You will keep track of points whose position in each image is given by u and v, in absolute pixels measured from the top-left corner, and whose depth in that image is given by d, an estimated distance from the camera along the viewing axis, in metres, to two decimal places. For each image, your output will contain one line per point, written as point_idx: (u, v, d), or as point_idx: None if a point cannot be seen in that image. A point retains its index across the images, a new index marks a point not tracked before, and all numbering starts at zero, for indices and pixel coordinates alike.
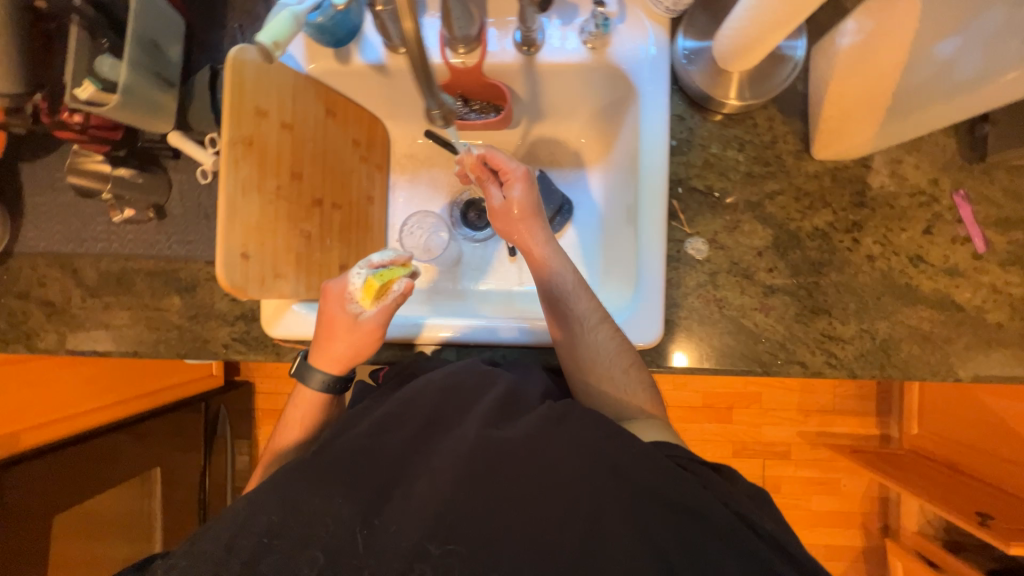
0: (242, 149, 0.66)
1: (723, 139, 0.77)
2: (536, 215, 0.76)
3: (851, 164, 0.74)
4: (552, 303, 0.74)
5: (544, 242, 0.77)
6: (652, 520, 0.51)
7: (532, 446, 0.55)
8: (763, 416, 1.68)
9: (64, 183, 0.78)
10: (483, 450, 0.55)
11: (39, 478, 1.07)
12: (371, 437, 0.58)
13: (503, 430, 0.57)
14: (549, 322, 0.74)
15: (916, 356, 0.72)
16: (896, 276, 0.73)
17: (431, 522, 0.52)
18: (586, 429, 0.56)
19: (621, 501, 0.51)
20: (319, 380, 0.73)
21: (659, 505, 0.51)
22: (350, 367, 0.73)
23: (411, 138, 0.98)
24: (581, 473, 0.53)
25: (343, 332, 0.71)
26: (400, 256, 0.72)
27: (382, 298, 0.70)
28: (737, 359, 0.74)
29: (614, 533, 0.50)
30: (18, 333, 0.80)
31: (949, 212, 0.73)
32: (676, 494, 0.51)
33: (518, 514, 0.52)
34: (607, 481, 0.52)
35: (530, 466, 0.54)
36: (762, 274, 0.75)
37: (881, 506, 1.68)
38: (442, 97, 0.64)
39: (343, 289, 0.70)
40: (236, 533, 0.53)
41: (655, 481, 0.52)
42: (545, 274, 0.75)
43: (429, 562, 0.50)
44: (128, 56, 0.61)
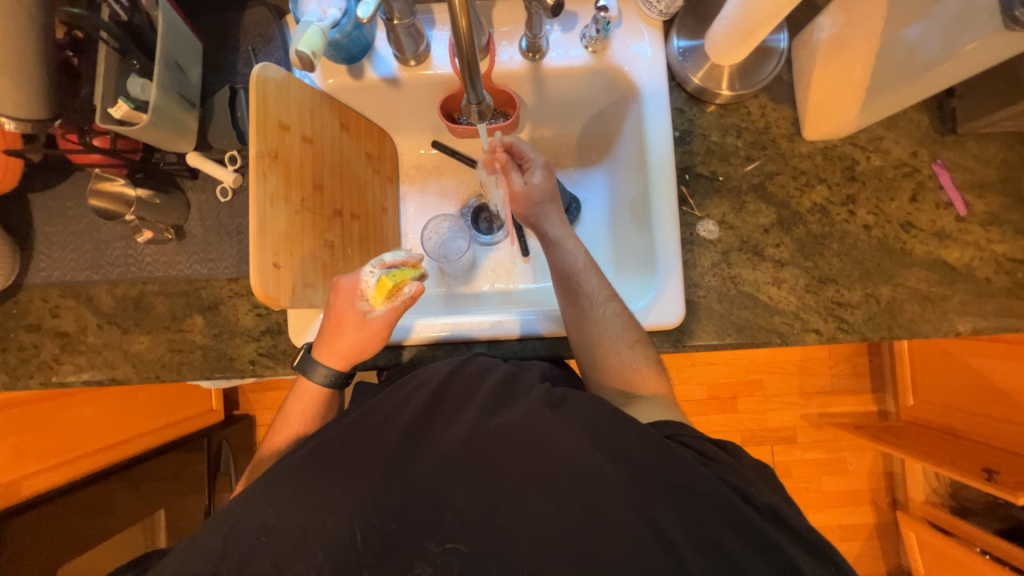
0: (270, 162, 0.67)
1: (722, 127, 0.83)
2: (552, 201, 0.81)
3: (839, 143, 0.81)
4: (567, 283, 0.76)
5: (557, 226, 0.80)
6: (651, 501, 0.51)
7: (529, 432, 0.55)
8: (768, 402, 1.72)
9: (77, 211, 0.78)
10: (479, 437, 0.55)
11: (33, 530, 1.01)
12: (369, 432, 0.57)
13: (499, 417, 0.57)
14: (562, 304, 0.76)
15: (918, 315, 0.77)
16: (891, 242, 0.79)
17: (427, 519, 0.52)
18: (586, 413, 0.57)
19: (618, 483, 0.51)
20: (323, 374, 0.72)
21: (657, 482, 0.51)
22: (353, 364, 0.72)
23: (416, 149, 1.02)
24: (581, 458, 0.53)
25: (352, 328, 0.70)
26: (411, 257, 0.73)
27: (393, 299, 0.70)
28: (756, 331, 0.78)
29: (616, 519, 0.50)
30: (30, 367, 0.78)
31: (931, 180, 0.80)
32: (669, 472, 0.52)
33: (516, 502, 0.52)
34: (605, 464, 0.52)
35: (530, 456, 0.53)
36: (770, 250, 0.80)
37: (888, 482, 1.71)
38: (484, 96, 0.65)
39: (355, 285, 0.69)
40: (288, 544, 0.51)
41: (653, 460, 0.52)
42: (557, 254, 0.79)
43: (428, 561, 0.50)
44: (158, 77, 0.64)
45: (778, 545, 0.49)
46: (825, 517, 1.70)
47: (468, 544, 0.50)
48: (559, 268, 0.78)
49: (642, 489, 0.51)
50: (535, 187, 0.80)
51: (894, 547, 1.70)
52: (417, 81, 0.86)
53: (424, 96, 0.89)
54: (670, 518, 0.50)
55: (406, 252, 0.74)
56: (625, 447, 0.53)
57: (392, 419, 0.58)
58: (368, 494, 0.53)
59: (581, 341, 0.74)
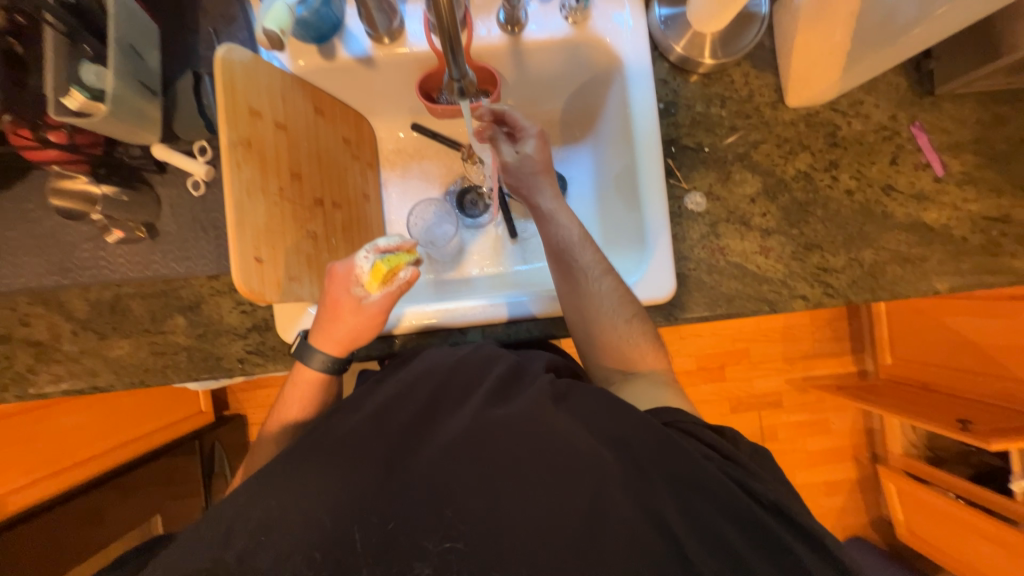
0: (243, 151, 0.63)
1: (706, 97, 0.83)
2: (546, 172, 0.79)
3: (821, 109, 0.82)
4: (561, 257, 0.75)
5: (551, 198, 0.79)
6: (653, 494, 0.51)
7: (532, 421, 0.55)
8: (755, 369, 1.76)
9: (37, 212, 0.73)
10: (482, 427, 0.55)
11: (27, 545, 0.99)
12: (375, 422, 0.56)
13: (501, 407, 0.57)
14: (556, 278, 0.76)
15: (899, 276, 0.79)
16: (873, 206, 0.80)
17: (426, 518, 0.51)
18: (588, 406, 0.58)
19: (620, 473, 0.52)
20: (320, 360, 0.70)
21: (660, 476, 0.52)
22: (350, 349, 0.71)
23: (395, 133, 0.99)
24: (585, 448, 0.53)
25: (349, 314, 0.68)
26: (405, 242, 0.70)
27: (387, 286, 0.68)
28: (746, 301, 0.79)
29: (619, 511, 0.50)
30: (4, 379, 0.74)
31: (910, 142, 0.81)
32: (671, 463, 0.53)
33: (517, 494, 0.52)
34: (608, 456, 0.53)
35: (531, 444, 0.54)
36: (757, 219, 0.80)
37: (868, 438, 1.79)
38: (467, 71, 0.63)
39: (350, 271, 0.68)
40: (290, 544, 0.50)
41: (655, 453, 0.54)
42: (553, 228, 0.77)
43: (429, 562, 0.49)
44: (112, 64, 0.60)
45: (766, 524, 0.51)
46: (810, 475, 1.78)
47: (466, 544, 0.50)
48: (553, 239, 0.76)
49: (643, 482, 0.52)
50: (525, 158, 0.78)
51: (874, 499, 1.79)
52: (393, 61, 0.82)
53: (401, 76, 0.86)
54: (671, 508, 0.51)
55: (400, 236, 0.70)
56: (626, 437, 0.55)
57: (396, 411, 0.58)
58: (365, 485, 0.52)
59: (576, 317, 0.74)
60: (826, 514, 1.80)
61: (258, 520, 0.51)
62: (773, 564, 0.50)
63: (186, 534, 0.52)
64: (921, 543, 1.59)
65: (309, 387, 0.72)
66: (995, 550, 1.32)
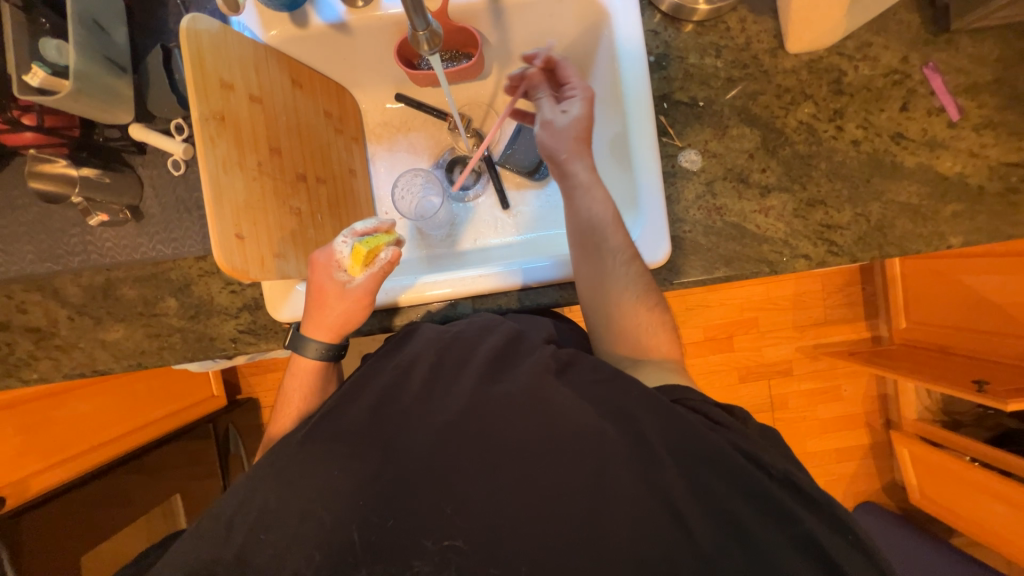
0: (217, 126, 0.62)
1: (700, 47, 0.78)
2: (586, 141, 0.73)
3: (825, 54, 0.76)
4: (583, 240, 0.71)
5: (588, 171, 0.72)
6: (660, 473, 0.50)
7: (534, 400, 0.54)
8: (764, 338, 1.73)
9: (23, 200, 0.73)
10: (479, 406, 0.54)
11: (48, 528, 1.03)
12: (373, 407, 0.56)
13: (500, 384, 0.56)
14: (579, 257, 0.71)
15: (909, 231, 0.75)
16: (880, 155, 0.76)
17: (425, 515, 0.50)
18: (589, 378, 0.57)
19: (625, 449, 0.51)
20: (314, 349, 0.70)
21: (666, 452, 0.51)
22: (343, 336, 0.71)
23: (381, 104, 0.96)
24: (587, 424, 0.52)
25: (336, 302, 0.68)
26: (382, 223, 0.70)
27: (370, 267, 0.67)
28: (745, 263, 0.76)
29: (621, 486, 0.50)
30: (7, 366, 0.76)
31: (922, 86, 0.75)
32: (680, 437, 0.51)
33: (517, 476, 0.51)
34: (610, 429, 0.52)
35: (534, 425, 0.53)
36: (756, 175, 0.77)
37: (881, 404, 1.76)
38: (431, 20, 0.62)
39: (330, 259, 0.68)
40: (281, 521, 0.51)
41: (664, 429, 0.51)
42: (588, 202, 0.71)
43: (427, 560, 0.49)
44: (74, 39, 0.59)
45: (773, 494, 0.49)
46: (821, 442, 1.76)
47: (466, 542, 0.49)
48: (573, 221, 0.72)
49: (650, 460, 0.50)
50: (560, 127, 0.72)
51: (888, 464, 1.77)
52: (368, 24, 0.79)
53: (380, 42, 0.83)
54: (680, 488, 0.49)
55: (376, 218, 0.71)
56: (632, 412, 0.53)
57: (394, 396, 0.57)
58: (362, 473, 0.52)
59: (591, 298, 0.70)
60: (837, 480, 1.79)
61: (257, 500, 0.52)
62: (784, 535, 0.48)
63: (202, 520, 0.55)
64: (934, 506, 1.58)
65: (307, 373, 0.71)
66: (1007, 510, 1.32)
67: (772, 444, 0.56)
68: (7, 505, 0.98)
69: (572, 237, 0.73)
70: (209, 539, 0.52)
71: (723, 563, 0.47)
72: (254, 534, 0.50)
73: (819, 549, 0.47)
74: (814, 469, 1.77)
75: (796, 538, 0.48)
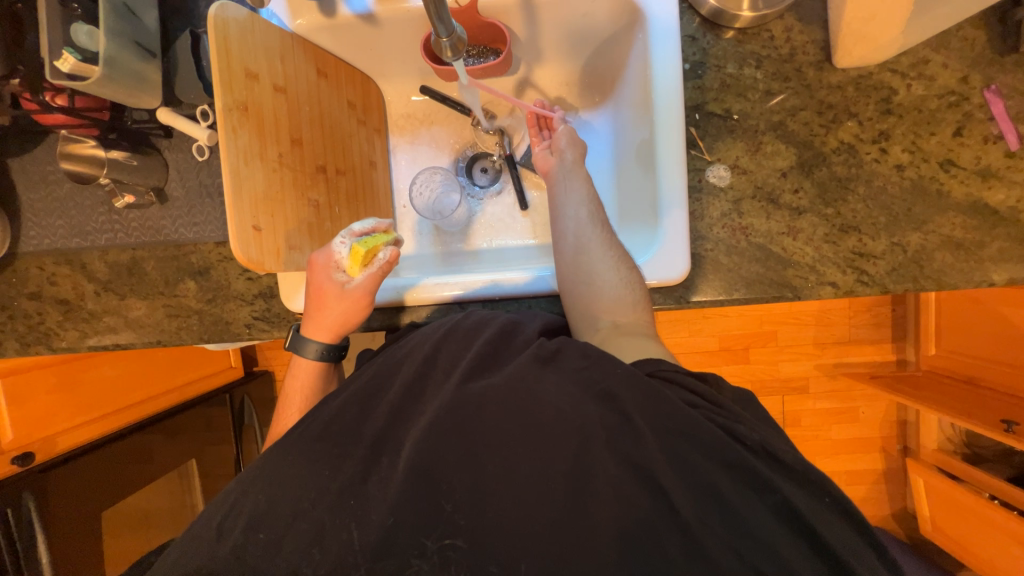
0: (239, 117, 0.61)
1: (739, 56, 0.74)
2: (579, 163, 0.79)
3: (876, 70, 0.72)
4: (575, 215, 0.74)
5: (573, 173, 0.78)
6: (640, 450, 0.49)
7: (517, 386, 0.54)
8: (780, 353, 1.68)
9: (58, 176, 0.75)
10: (462, 400, 0.53)
11: (73, 480, 1.09)
12: (365, 396, 0.59)
13: (482, 379, 0.56)
14: (561, 240, 0.74)
15: (950, 264, 0.70)
16: (926, 183, 0.71)
17: (424, 513, 0.49)
18: (576, 363, 0.56)
19: (603, 430, 0.50)
20: (314, 350, 0.71)
21: (650, 431, 0.50)
22: (340, 338, 0.73)
23: (406, 96, 0.95)
24: (576, 418, 0.51)
25: (335, 303, 0.69)
26: (386, 224, 0.73)
27: (368, 268, 0.69)
28: (767, 286, 0.73)
29: (603, 472, 0.49)
30: (38, 334, 0.80)
31: (980, 111, 0.70)
32: (667, 418, 0.51)
33: (500, 461, 0.50)
34: (591, 407, 0.52)
35: (517, 409, 0.52)
36: (787, 196, 0.73)
37: (901, 429, 1.70)
38: (455, 26, 0.60)
39: (328, 259, 0.69)
40: (278, 516, 0.51)
41: (641, 403, 0.52)
42: (562, 197, 0.76)
43: (428, 559, 0.47)
44: (104, 25, 0.59)
45: (754, 466, 0.49)
46: (832, 463, 1.71)
47: (466, 540, 0.48)
48: (566, 199, 0.76)
49: (629, 435, 0.50)
50: (560, 156, 0.80)
51: (901, 491, 1.72)
52: (395, 16, 0.79)
53: (407, 34, 0.83)
54: (663, 467, 0.48)
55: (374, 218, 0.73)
56: (612, 390, 0.53)
57: (384, 390, 0.60)
58: (360, 469, 0.52)
59: (570, 273, 0.71)
60: None
61: (258, 490, 0.53)
62: (804, 558, 0.47)
63: (212, 503, 0.56)
64: (946, 539, 1.52)
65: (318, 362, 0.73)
66: None
67: (744, 406, 0.58)
68: (34, 461, 1.05)
69: (557, 223, 0.75)
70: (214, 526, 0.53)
71: None
72: (254, 523, 0.51)
73: (826, 552, 0.47)
74: None
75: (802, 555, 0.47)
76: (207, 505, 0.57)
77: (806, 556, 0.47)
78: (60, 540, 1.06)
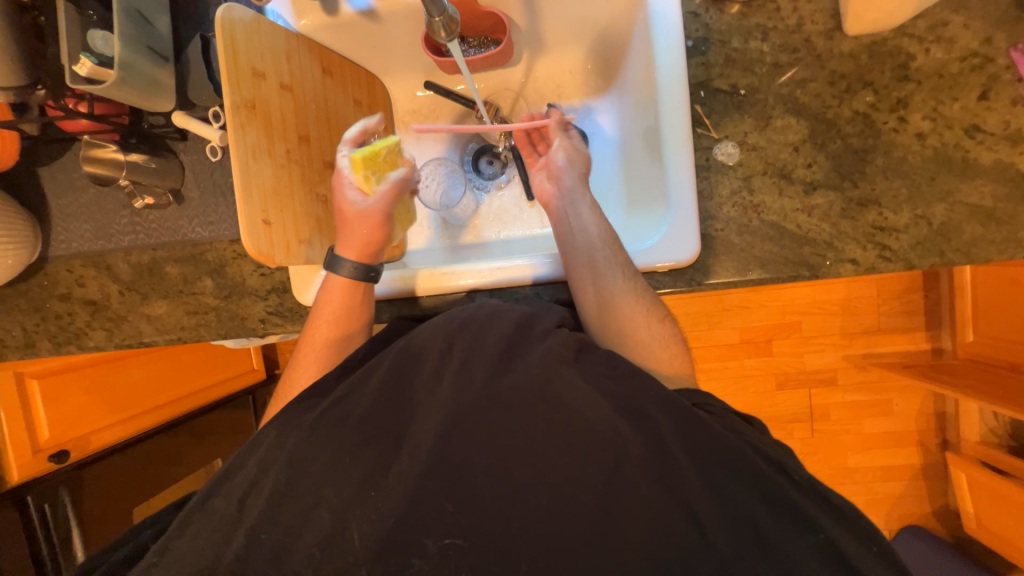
0: (247, 114, 0.63)
1: (744, 30, 0.73)
2: (582, 187, 0.75)
3: (891, 35, 0.69)
4: (590, 261, 0.70)
5: (581, 199, 0.74)
6: (673, 472, 0.49)
7: (544, 391, 0.53)
8: (805, 343, 1.62)
9: (84, 182, 0.79)
10: (488, 400, 0.53)
11: (102, 478, 1.16)
12: (390, 397, 0.57)
13: (509, 378, 0.54)
14: (580, 272, 0.70)
15: (979, 236, 0.66)
16: (950, 151, 0.67)
17: (429, 514, 0.49)
18: (602, 370, 0.56)
19: (639, 448, 0.50)
20: (349, 269, 0.71)
21: (684, 454, 0.50)
22: (373, 253, 0.72)
23: (411, 92, 0.96)
24: (604, 427, 0.51)
25: (361, 219, 0.70)
26: (369, 125, 0.73)
27: (371, 164, 0.69)
28: (783, 264, 0.70)
29: (634, 491, 0.48)
30: (68, 334, 0.83)
31: (1007, 72, 0.66)
32: (707, 446, 0.50)
33: (525, 471, 0.50)
34: (624, 426, 0.51)
35: (543, 415, 0.52)
36: (800, 171, 0.70)
37: (939, 422, 1.61)
38: (446, 5, 0.63)
39: (338, 184, 0.71)
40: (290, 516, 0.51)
41: (680, 427, 0.51)
42: (571, 229, 0.73)
43: (428, 560, 0.48)
44: (118, 31, 0.62)
45: (778, 484, 0.49)
46: (865, 458, 1.64)
47: (467, 540, 0.48)
48: (579, 243, 0.71)
49: (663, 457, 0.50)
50: (558, 181, 0.76)
51: (940, 487, 1.62)
52: (395, 10, 0.80)
53: (408, 28, 0.84)
54: (695, 490, 0.48)
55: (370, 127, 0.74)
56: (645, 409, 0.52)
57: (398, 387, 0.57)
58: (374, 461, 0.53)
59: (594, 310, 0.68)
60: (880, 500, 1.65)
61: (263, 491, 0.53)
62: (819, 561, 0.47)
63: (225, 487, 0.57)
64: (991, 536, 1.43)
65: (349, 294, 0.72)
66: None
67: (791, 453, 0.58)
68: (70, 458, 1.11)
69: (574, 257, 0.71)
70: (224, 523, 0.53)
71: (736, 568, 0.46)
72: (266, 511, 0.52)
73: (841, 558, 0.47)
74: (855, 486, 1.65)
75: (811, 541, 0.48)
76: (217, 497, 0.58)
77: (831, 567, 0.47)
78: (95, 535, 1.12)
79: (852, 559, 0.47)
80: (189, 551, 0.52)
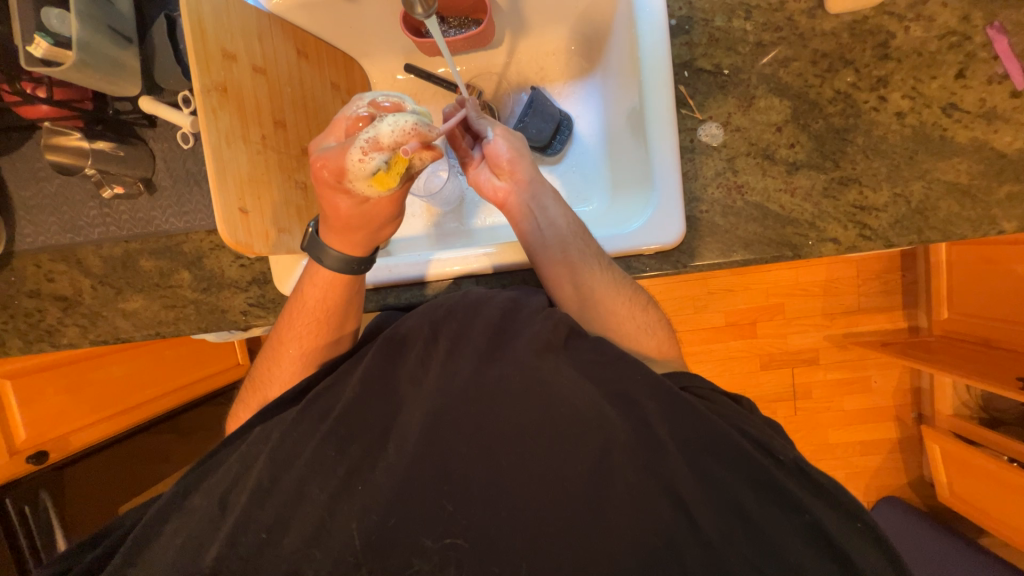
0: (219, 98, 0.60)
1: (728, 9, 0.72)
2: (541, 181, 0.72)
3: (871, 13, 0.69)
4: (563, 254, 0.68)
5: (543, 195, 0.71)
6: (659, 456, 0.50)
7: (532, 379, 0.53)
8: (789, 324, 1.65)
9: (48, 173, 0.76)
10: (475, 389, 0.53)
11: (89, 471, 1.18)
12: (376, 389, 0.56)
13: (496, 365, 0.55)
14: (552, 269, 0.68)
15: (956, 213, 0.68)
16: (928, 129, 0.68)
17: (426, 513, 0.48)
18: (589, 356, 0.57)
19: (626, 433, 0.51)
20: (334, 259, 0.64)
21: (670, 437, 0.51)
22: (369, 248, 0.65)
23: (391, 75, 0.94)
24: (591, 412, 0.51)
25: (362, 223, 0.61)
26: (419, 127, 0.56)
27: (397, 186, 0.58)
28: (766, 245, 0.71)
29: (622, 475, 0.49)
30: (39, 332, 0.81)
31: (983, 50, 0.67)
32: (693, 431, 0.52)
33: (515, 459, 0.50)
34: (611, 411, 0.52)
35: (531, 403, 0.52)
36: (783, 151, 0.71)
37: (915, 397, 1.67)
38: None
39: (339, 168, 0.56)
40: (279, 512, 0.50)
41: (665, 410, 0.52)
42: (535, 226, 0.70)
43: (427, 558, 0.47)
44: (76, 10, 0.59)
45: (762, 462, 0.50)
46: (845, 434, 1.69)
47: (467, 540, 0.47)
48: (549, 238, 0.69)
49: (649, 441, 0.50)
50: (512, 177, 0.71)
51: (916, 460, 1.69)
52: None
53: (386, 8, 0.81)
54: (681, 472, 0.49)
55: (408, 119, 0.56)
56: (632, 394, 0.53)
57: (386, 379, 0.57)
58: (363, 452, 0.53)
59: (575, 301, 0.67)
60: (860, 474, 1.71)
61: (250, 489, 0.52)
62: (802, 535, 0.48)
63: (210, 482, 0.57)
64: (964, 504, 1.49)
65: (332, 291, 0.66)
66: None
67: (776, 433, 0.60)
68: (49, 459, 1.09)
69: (543, 255, 0.69)
70: (211, 521, 0.52)
71: (725, 548, 0.47)
72: (252, 505, 0.51)
73: (821, 531, 0.48)
74: (835, 461, 1.70)
75: (796, 518, 0.49)
76: (201, 494, 0.56)
77: (809, 537, 0.48)
78: (76, 521, 1.13)
79: (833, 534, 0.48)
80: (174, 548, 0.51)
